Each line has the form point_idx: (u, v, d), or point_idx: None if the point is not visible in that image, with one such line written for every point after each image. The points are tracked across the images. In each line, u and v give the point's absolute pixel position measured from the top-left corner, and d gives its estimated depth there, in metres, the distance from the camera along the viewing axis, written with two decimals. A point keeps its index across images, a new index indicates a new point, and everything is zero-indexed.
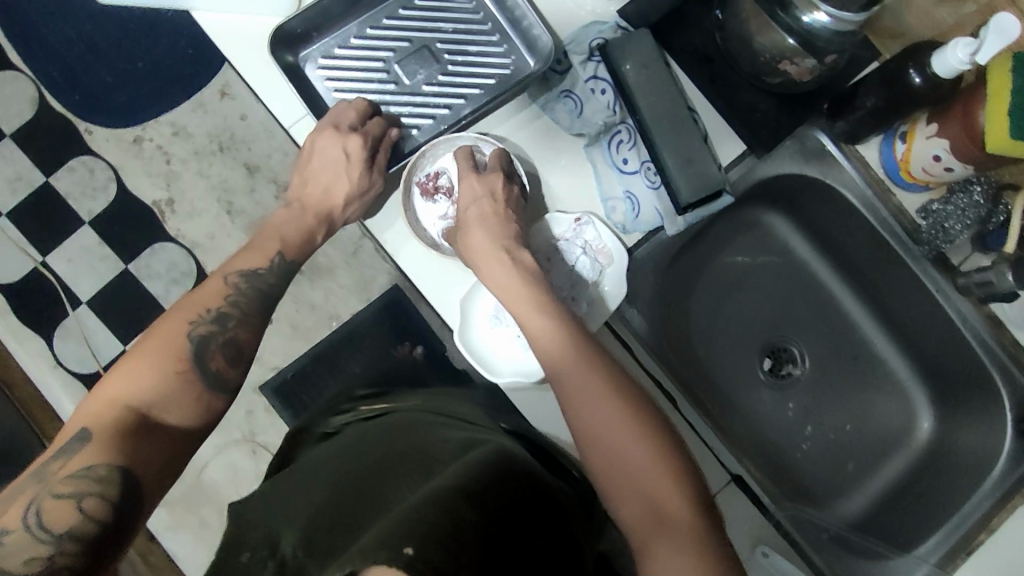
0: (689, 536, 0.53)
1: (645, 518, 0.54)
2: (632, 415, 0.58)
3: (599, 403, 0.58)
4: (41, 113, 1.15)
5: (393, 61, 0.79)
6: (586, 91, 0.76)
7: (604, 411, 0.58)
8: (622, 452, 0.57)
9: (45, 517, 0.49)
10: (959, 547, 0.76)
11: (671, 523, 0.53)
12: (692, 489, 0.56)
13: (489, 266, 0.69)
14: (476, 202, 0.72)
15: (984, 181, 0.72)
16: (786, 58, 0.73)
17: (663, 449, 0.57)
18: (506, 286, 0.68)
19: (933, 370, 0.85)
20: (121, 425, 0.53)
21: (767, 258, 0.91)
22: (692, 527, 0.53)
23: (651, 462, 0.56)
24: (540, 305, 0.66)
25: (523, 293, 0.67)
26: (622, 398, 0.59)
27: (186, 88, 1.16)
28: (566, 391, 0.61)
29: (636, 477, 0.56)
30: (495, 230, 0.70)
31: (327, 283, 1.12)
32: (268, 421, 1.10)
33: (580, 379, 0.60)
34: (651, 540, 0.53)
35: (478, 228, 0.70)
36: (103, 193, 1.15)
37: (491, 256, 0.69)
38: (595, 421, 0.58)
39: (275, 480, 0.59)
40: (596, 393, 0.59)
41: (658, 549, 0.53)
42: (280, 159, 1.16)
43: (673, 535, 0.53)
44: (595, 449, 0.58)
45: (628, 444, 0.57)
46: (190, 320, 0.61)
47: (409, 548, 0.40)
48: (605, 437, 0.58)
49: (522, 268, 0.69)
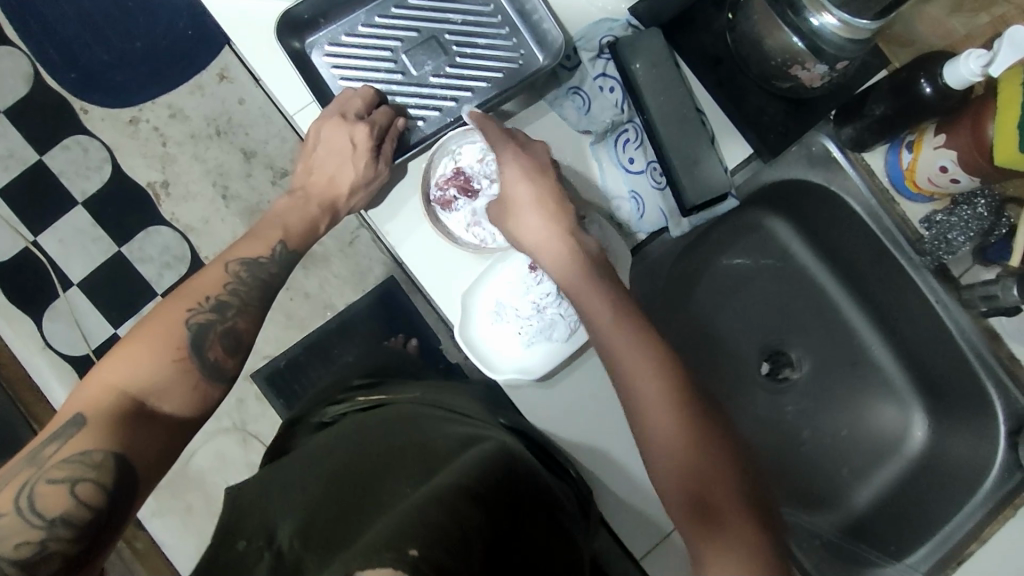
0: (740, 529, 0.52)
1: (691, 509, 0.54)
2: (683, 404, 0.57)
3: (651, 392, 0.58)
4: (35, 89, 1.13)
5: (401, 51, 0.78)
6: (594, 88, 0.76)
7: (653, 398, 0.58)
8: (668, 441, 0.56)
9: (38, 501, 0.48)
10: (949, 556, 0.77)
11: (719, 515, 0.53)
12: (739, 480, 0.55)
13: (546, 248, 0.69)
14: (524, 180, 0.70)
15: (988, 194, 0.72)
16: (797, 63, 0.72)
17: (711, 440, 0.56)
18: (566, 269, 0.68)
19: (928, 379, 0.85)
20: (118, 411, 0.52)
21: (767, 263, 0.91)
22: (743, 521, 0.52)
23: (699, 454, 0.55)
24: (592, 291, 0.65)
25: (575, 277, 0.67)
26: (672, 389, 0.58)
27: (184, 70, 1.14)
28: (617, 375, 0.60)
29: (685, 469, 0.55)
30: (551, 212, 0.70)
31: (322, 272, 1.11)
32: (259, 409, 1.09)
33: (631, 366, 0.59)
34: (698, 533, 0.53)
35: (532, 213, 0.70)
36: (97, 173, 1.13)
37: (547, 235, 0.69)
38: (642, 408, 0.58)
39: (272, 468, 0.58)
40: (646, 378, 0.58)
41: (707, 543, 0.52)
42: (278, 145, 1.15)
43: (721, 528, 0.52)
44: (642, 436, 0.58)
45: (675, 432, 0.56)
46: (190, 308, 0.60)
47: (413, 549, 0.41)
48: (654, 428, 0.57)
49: (581, 247, 0.69)
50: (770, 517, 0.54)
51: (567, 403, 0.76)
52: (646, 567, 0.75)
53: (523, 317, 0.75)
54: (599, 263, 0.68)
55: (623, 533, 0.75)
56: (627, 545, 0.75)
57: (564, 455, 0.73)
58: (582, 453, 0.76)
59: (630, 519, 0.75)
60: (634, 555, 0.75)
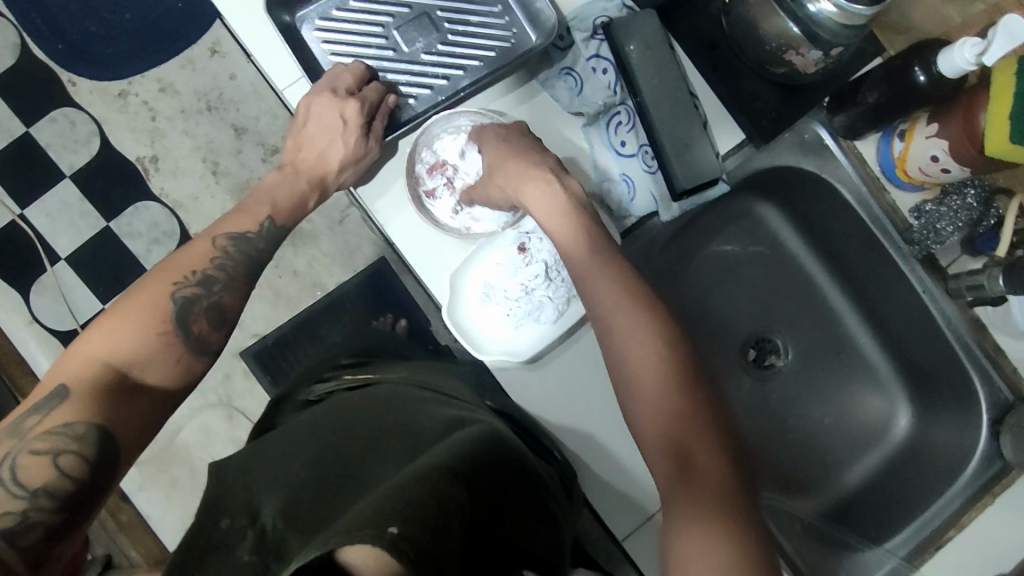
0: (715, 498, 0.51)
1: (673, 481, 0.53)
2: (671, 371, 0.57)
3: (641, 356, 0.58)
4: (21, 60, 1.10)
5: (392, 27, 0.77)
6: (587, 69, 0.75)
7: (645, 373, 0.57)
8: (661, 404, 0.56)
9: (20, 472, 0.48)
10: (927, 542, 0.78)
11: (701, 489, 0.52)
12: (725, 456, 0.54)
13: (532, 190, 0.68)
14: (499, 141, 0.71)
15: (978, 184, 0.73)
16: (791, 49, 0.71)
17: (701, 415, 0.56)
18: (547, 215, 0.68)
19: (913, 368, 0.86)
20: (102, 384, 0.52)
21: (756, 249, 0.92)
22: (722, 491, 0.52)
23: (682, 424, 0.55)
24: (587, 262, 0.64)
25: (563, 218, 0.67)
26: (666, 354, 0.58)
27: (175, 44, 1.12)
28: (614, 349, 0.60)
29: (671, 433, 0.55)
30: (528, 155, 0.69)
31: (311, 251, 1.11)
32: (247, 387, 1.09)
33: (625, 328, 0.60)
34: (676, 504, 0.52)
35: (514, 157, 0.69)
36: (85, 146, 1.12)
37: (524, 178, 0.69)
38: (637, 376, 0.58)
39: (257, 446, 0.58)
40: (644, 354, 0.58)
41: (678, 511, 0.51)
42: (269, 121, 1.13)
43: (700, 501, 0.51)
44: (634, 409, 0.58)
45: (669, 408, 0.56)
46: (176, 282, 0.60)
47: (394, 527, 0.40)
48: (642, 389, 0.57)
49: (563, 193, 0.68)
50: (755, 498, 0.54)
51: (553, 384, 0.76)
52: (627, 548, 0.76)
53: (513, 298, 0.76)
54: (592, 221, 0.67)
55: (605, 514, 0.76)
56: (609, 526, 0.76)
57: (548, 438, 0.73)
58: (566, 436, 0.76)
59: (612, 502, 0.75)
60: (615, 536, 0.76)
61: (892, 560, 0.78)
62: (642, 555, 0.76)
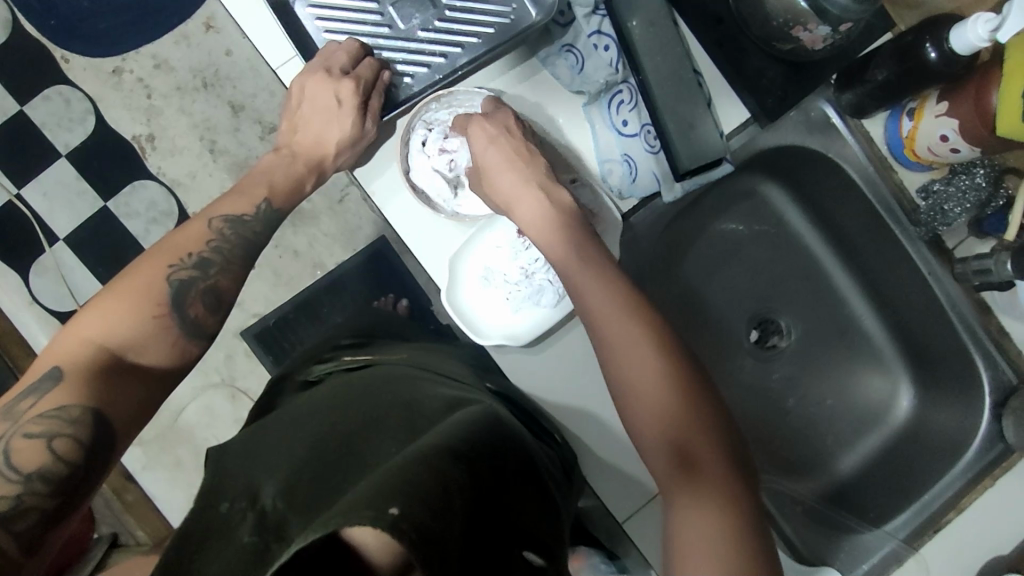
0: (720, 490, 0.52)
1: (673, 469, 0.53)
2: (664, 363, 0.56)
3: (634, 345, 0.57)
4: (12, 37, 1.08)
5: (387, 3, 0.74)
6: (587, 46, 0.73)
7: (641, 364, 0.56)
8: (655, 395, 0.55)
9: (14, 456, 0.47)
10: (927, 525, 0.78)
11: (701, 484, 0.52)
12: (724, 447, 0.54)
13: (520, 205, 0.70)
14: (490, 141, 0.70)
15: (987, 164, 0.72)
16: (798, 24, 0.69)
17: (701, 406, 0.55)
18: (541, 229, 0.68)
19: (917, 350, 0.85)
20: (97, 366, 0.52)
21: (760, 228, 0.90)
22: (717, 480, 0.52)
23: (680, 409, 0.54)
24: (580, 274, 0.63)
25: (554, 235, 0.67)
26: (662, 346, 0.57)
27: (170, 19, 1.10)
28: (600, 331, 0.59)
29: (662, 421, 0.54)
30: (518, 170, 0.70)
31: (311, 230, 1.10)
32: (248, 366, 1.09)
33: (620, 325, 0.58)
34: (683, 488, 0.52)
35: (506, 168, 0.70)
36: (80, 125, 1.10)
37: (519, 190, 0.70)
38: (631, 364, 0.57)
39: (257, 428, 0.58)
40: (641, 351, 0.57)
41: (681, 498, 0.52)
42: (267, 99, 1.12)
43: (701, 489, 0.52)
44: (626, 399, 0.57)
45: (665, 398, 0.55)
46: (171, 264, 0.59)
47: (395, 508, 0.39)
48: (633, 377, 0.56)
49: (559, 207, 0.69)
50: (753, 485, 0.54)
51: (556, 365, 0.76)
52: (630, 531, 0.76)
53: (512, 282, 0.75)
54: (582, 228, 0.68)
55: (607, 496, 0.76)
56: (610, 507, 0.76)
57: (551, 422, 0.72)
58: (567, 419, 0.76)
59: (615, 489, 0.75)
60: (616, 517, 0.76)
61: (891, 543, 0.78)
62: (643, 535, 0.76)
